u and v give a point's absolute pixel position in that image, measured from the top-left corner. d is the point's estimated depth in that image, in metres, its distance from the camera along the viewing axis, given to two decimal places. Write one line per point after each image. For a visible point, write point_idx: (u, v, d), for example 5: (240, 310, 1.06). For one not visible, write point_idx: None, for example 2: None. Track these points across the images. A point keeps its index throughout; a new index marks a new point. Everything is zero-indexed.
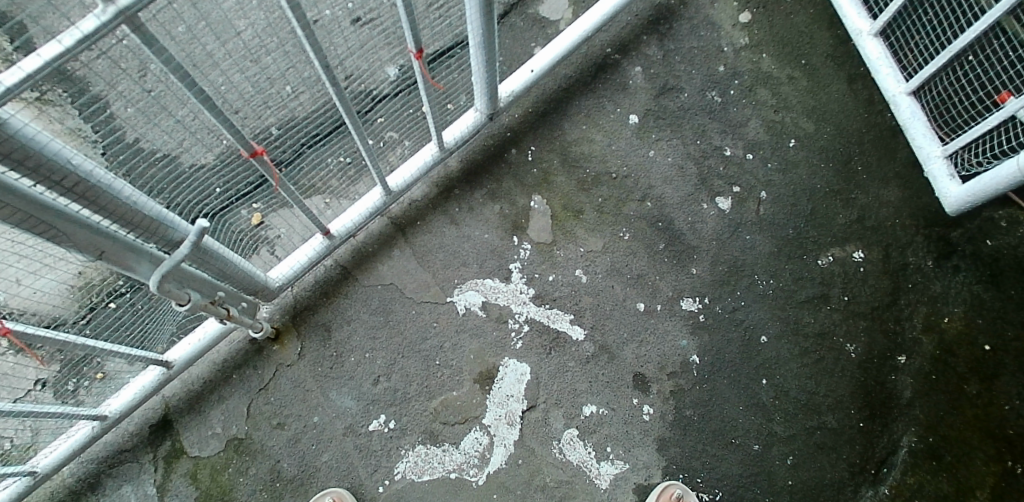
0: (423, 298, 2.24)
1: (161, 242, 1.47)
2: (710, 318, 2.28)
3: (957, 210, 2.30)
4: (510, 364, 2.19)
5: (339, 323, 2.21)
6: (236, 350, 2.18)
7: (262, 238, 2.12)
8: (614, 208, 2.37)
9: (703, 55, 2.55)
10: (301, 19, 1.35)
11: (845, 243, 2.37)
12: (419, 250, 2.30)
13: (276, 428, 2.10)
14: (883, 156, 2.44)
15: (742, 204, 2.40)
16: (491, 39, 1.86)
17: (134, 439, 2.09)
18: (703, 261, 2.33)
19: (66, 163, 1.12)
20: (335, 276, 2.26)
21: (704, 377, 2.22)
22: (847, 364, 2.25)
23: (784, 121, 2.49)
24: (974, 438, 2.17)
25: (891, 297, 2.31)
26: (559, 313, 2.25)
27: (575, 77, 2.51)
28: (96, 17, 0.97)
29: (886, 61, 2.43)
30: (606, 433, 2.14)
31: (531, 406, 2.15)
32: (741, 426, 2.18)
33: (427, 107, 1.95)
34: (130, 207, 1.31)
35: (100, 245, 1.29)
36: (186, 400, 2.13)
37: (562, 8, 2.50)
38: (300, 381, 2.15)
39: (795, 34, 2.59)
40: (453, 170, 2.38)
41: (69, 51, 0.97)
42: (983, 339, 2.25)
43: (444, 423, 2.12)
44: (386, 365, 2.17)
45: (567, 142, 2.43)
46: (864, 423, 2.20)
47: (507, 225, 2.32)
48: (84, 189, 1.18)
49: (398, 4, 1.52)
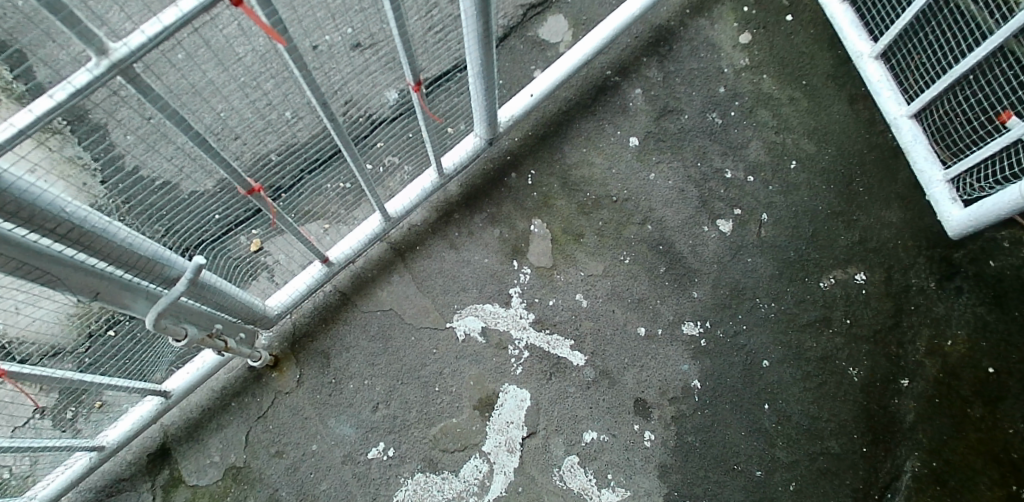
0: (422, 323, 2.23)
1: (157, 279, 1.46)
2: (711, 343, 2.26)
3: (959, 233, 2.29)
4: (510, 390, 2.18)
5: (339, 349, 2.20)
6: (235, 378, 2.17)
7: (261, 263, 2.11)
8: (614, 231, 2.35)
9: (703, 76, 2.54)
10: (298, 59, 1.34)
11: (847, 265, 2.35)
12: (419, 274, 2.29)
13: (275, 457, 2.09)
14: (885, 177, 2.43)
15: (743, 226, 2.38)
16: (490, 67, 1.86)
17: (132, 468, 2.08)
18: (704, 285, 2.32)
19: (60, 210, 1.12)
20: (335, 302, 2.25)
21: (706, 402, 2.20)
22: (850, 388, 2.24)
23: (785, 142, 2.47)
24: (978, 462, 2.14)
25: (893, 319, 2.29)
26: (559, 339, 2.24)
27: (575, 99, 2.50)
28: (88, 72, 0.98)
29: (887, 85, 2.42)
30: (607, 460, 2.12)
31: (530, 433, 2.14)
32: (744, 452, 2.16)
33: (426, 135, 1.94)
34: (126, 248, 1.31)
35: (95, 287, 1.28)
36: (185, 428, 2.12)
37: (562, 31, 2.49)
38: (299, 408, 2.14)
39: (795, 55, 2.58)
40: (453, 193, 2.37)
41: (62, 106, 0.97)
42: (987, 361, 2.23)
43: (444, 450, 2.10)
44: (385, 392, 2.16)
45: (567, 165, 2.42)
46: (867, 448, 2.18)
47: (507, 249, 2.31)
48: (78, 235, 1.18)
49: (394, 34, 1.51)
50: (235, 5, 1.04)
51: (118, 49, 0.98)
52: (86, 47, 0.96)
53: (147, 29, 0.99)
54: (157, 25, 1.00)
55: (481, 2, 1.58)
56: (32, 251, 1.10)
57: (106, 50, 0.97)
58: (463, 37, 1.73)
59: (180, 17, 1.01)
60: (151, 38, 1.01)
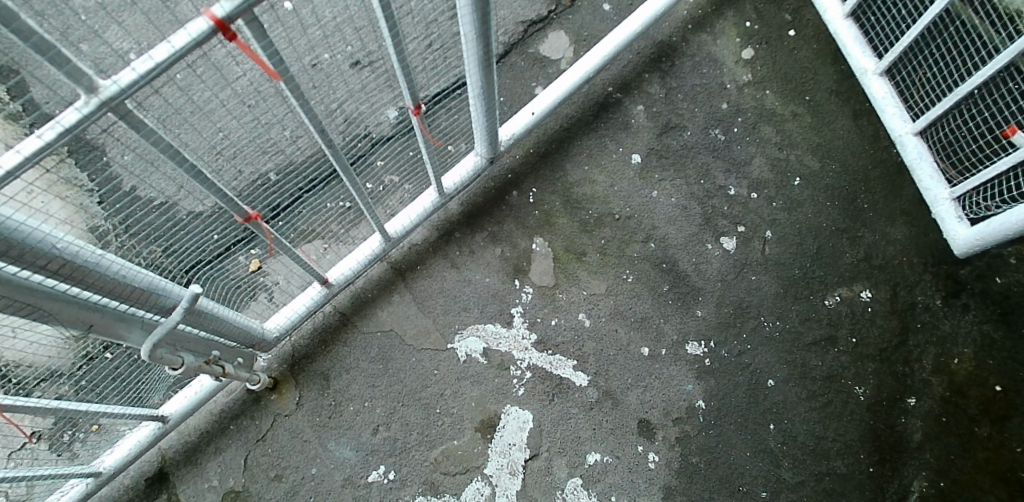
0: (423, 344, 2.21)
1: (153, 308, 1.44)
2: (716, 362, 2.23)
3: (966, 252, 2.26)
4: (512, 411, 2.15)
5: (339, 371, 2.17)
6: (233, 401, 2.14)
7: (259, 283, 2.07)
8: (617, 249, 2.33)
9: (705, 92, 2.52)
10: (294, 88, 1.33)
11: (852, 283, 2.33)
12: (419, 294, 2.26)
13: (273, 480, 2.06)
14: (889, 193, 2.40)
15: (747, 244, 2.36)
16: (491, 87, 1.84)
17: (130, 493, 2.05)
18: (707, 303, 2.29)
19: (51, 247, 1.10)
20: (334, 323, 2.23)
21: (710, 422, 2.18)
22: (856, 407, 2.21)
23: (788, 159, 2.45)
24: (986, 482, 2.12)
25: (899, 337, 2.26)
26: (562, 359, 2.21)
27: (577, 116, 2.48)
28: (78, 110, 0.99)
29: (892, 101, 2.40)
30: (610, 482, 2.09)
31: (532, 455, 2.11)
32: (749, 473, 2.13)
33: (426, 156, 1.92)
34: (120, 281, 1.29)
35: (88, 320, 1.26)
36: (183, 451, 2.09)
37: (563, 47, 2.47)
38: (298, 431, 2.11)
39: (798, 70, 2.56)
40: (453, 212, 2.35)
41: (50, 145, 0.99)
42: (994, 380, 2.20)
43: (446, 472, 2.08)
44: (385, 414, 2.13)
45: (569, 183, 2.40)
46: (874, 468, 2.15)
47: (508, 268, 2.29)
48: (70, 270, 1.16)
49: (392, 58, 1.50)
50: (228, 41, 1.04)
51: (108, 86, 1.00)
52: (76, 85, 0.96)
53: (138, 66, 1.01)
54: (148, 62, 1.02)
55: (481, 25, 1.57)
56: (22, 288, 1.08)
57: (96, 88, 0.99)
58: (464, 60, 1.73)
59: (172, 51, 1.02)
60: (143, 75, 1.02)
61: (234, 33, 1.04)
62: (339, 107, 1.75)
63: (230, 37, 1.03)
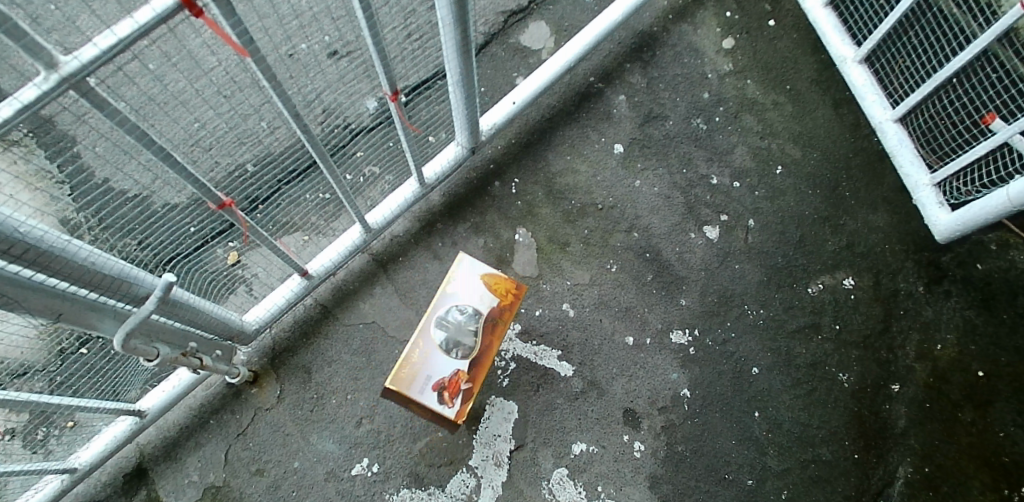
0: (406, 336, 2.19)
1: (125, 298, 1.43)
2: (701, 351, 2.23)
3: (947, 238, 2.27)
4: (497, 402, 2.14)
5: (320, 364, 2.16)
6: (213, 395, 2.11)
7: (238, 277, 2.02)
8: (601, 239, 2.33)
9: (687, 82, 2.53)
10: (267, 72, 1.31)
11: (834, 270, 2.33)
12: (401, 286, 2.25)
13: (255, 475, 2.04)
14: (871, 181, 2.42)
15: (730, 232, 2.36)
16: (470, 74, 1.83)
17: (106, 489, 2.02)
18: (691, 292, 2.29)
19: (13, 231, 1.08)
20: (316, 316, 2.21)
21: (696, 411, 2.17)
22: (840, 394, 2.21)
23: (771, 148, 2.46)
24: (970, 467, 2.13)
25: (882, 324, 2.27)
26: (547, 350, 2.20)
27: (559, 106, 2.48)
28: (37, 86, 0.97)
29: (872, 89, 2.42)
30: (596, 472, 2.09)
31: (518, 446, 2.10)
32: (734, 461, 2.13)
33: (405, 145, 1.91)
34: (88, 268, 1.28)
35: (57, 309, 1.23)
36: (162, 447, 2.06)
37: (544, 38, 2.47)
38: (279, 425, 2.09)
39: (779, 59, 2.58)
40: (435, 203, 2.33)
41: (8, 121, 0.96)
42: (976, 365, 2.22)
43: (430, 465, 2.06)
44: (369, 406, 2.12)
45: (552, 173, 2.39)
46: (859, 455, 2.15)
47: (492, 259, 2.28)
48: (35, 255, 1.14)
49: (369, 45, 1.48)
50: (195, 17, 1.01)
51: (69, 62, 0.97)
52: (35, 60, 0.93)
53: (100, 42, 0.99)
54: (110, 38, 1.00)
55: (458, 11, 1.55)
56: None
57: (56, 64, 0.96)
58: (442, 47, 1.71)
59: (134, 28, 1.00)
60: (105, 51, 1.00)
61: (201, 10, 1.02)
62: (317, 96, 1.72)
63: (196, 13, 1.00)
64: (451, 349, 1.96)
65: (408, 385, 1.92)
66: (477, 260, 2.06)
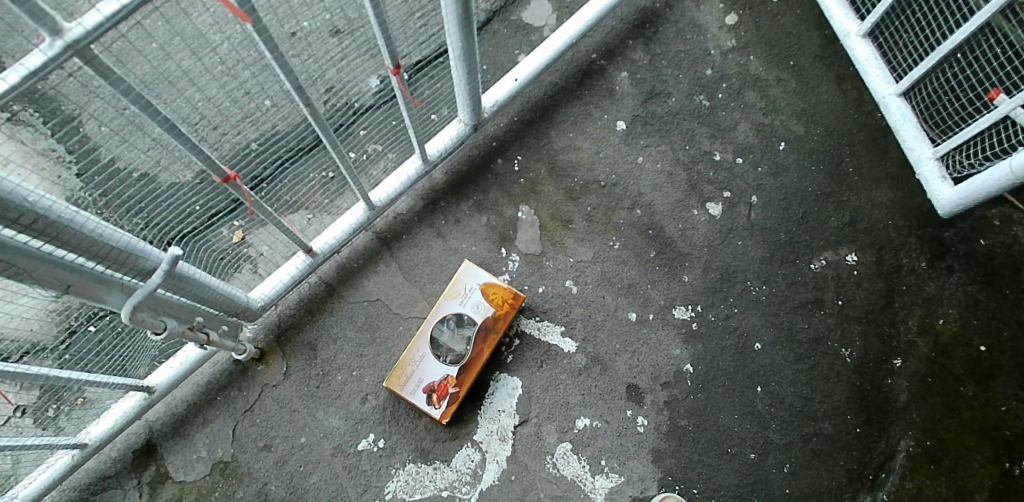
0: (410, 313, 2.21)
1: (132, 271, 1.43)
2: (703, 326, 2.24)
3: (950, 212, 2.28)
4: (501, 379, 2.15)
5: (326, 341, 2.17)
6: (220, 371, 2.14)
7: (244, 255, 2.04)
8: (603, 216, 2.33)
9: (689, 58, 2.52)
10: (268, 42, 1.30)
11: (837, 246, 2.34)
12: (405, 264, 2.26)
13: (263, 450, 2.07)
14: (873, 157, 2.41)
15: (733, 209, 2.37)
16: (472, 48, 1.81)
17: (116, 464, 2.04)
18: (693, 269, 2.30)
19: (22, 200, 1.09)
20: (320, 293, 2.23)
21: (699, 386, 2.18)
22: (843, 369, 2.22)
23: (773, 124, 2.46)
24: (972, 440, 2.14)
25: (885, 299, 2.28)
26: (550, 325, 2.22)
27: (561, 83, 2.48)
28: (43, 53, 0.97)
29: (875, 63, 2.41)
30: (600, 447, 2.11)
31: (522, 421, 2.12)
32: (738, 435, 2.15)
33: (408, 121, 1.90)
34: (96, 240, 1.28)
35: (65, 280, 1.25)
36: (171, 423, 2.09)
37: (546, 14, 2.46)
38: (286, 401, 2.11)
39: (782, 35, 2.57)
40: (438, 181, 2.34)
41: (14, 88, 0.96)
42: (978, 340, 2.22)
43: (435, 439, 2.09)
44: (375, 382, 2.14)
45: (555, 150, 2.39)
46: (861, 429, 2.17)
47: (495, 237, 2.28)
48: (43, 225, 1.15)
49: (370, 18, 1.46)
50: None
51: (73, 28, 0.98)
52: (41, 26, 0.94)
53: (103, 8, 1.00)
54: (113, 4, 1.00)
55: None
56: (10, 248, 1.08)
57: (60, 30, 0.97)
58: (444, 20, 1.70)
59: None
60: (108, 17, 1.01)
61: None
62: (320, 74, 1.71)
63: None
64: (442, 353, 2.05)
65: (400, 385, 2.03)
66: (479, 270, 2.14)
